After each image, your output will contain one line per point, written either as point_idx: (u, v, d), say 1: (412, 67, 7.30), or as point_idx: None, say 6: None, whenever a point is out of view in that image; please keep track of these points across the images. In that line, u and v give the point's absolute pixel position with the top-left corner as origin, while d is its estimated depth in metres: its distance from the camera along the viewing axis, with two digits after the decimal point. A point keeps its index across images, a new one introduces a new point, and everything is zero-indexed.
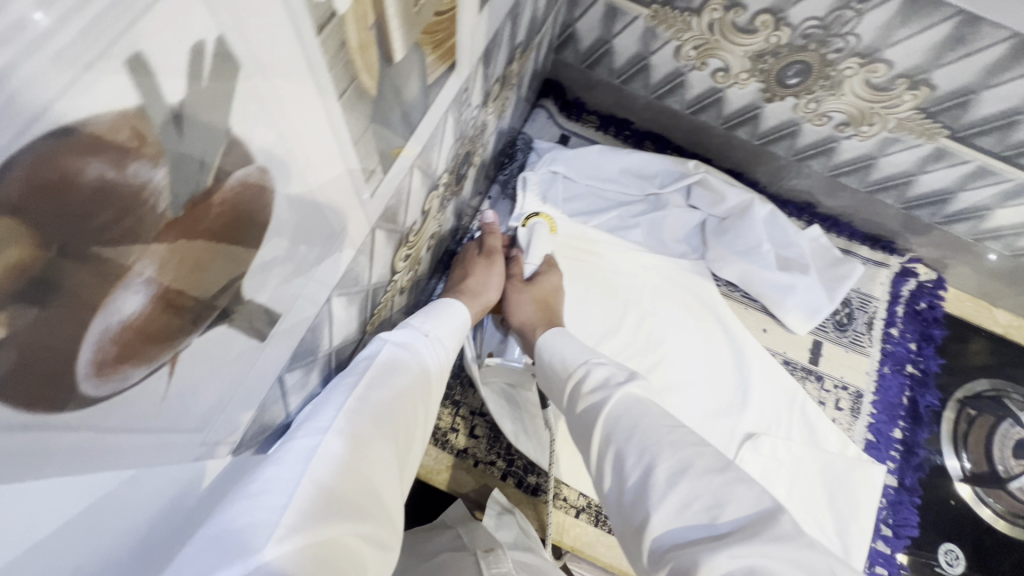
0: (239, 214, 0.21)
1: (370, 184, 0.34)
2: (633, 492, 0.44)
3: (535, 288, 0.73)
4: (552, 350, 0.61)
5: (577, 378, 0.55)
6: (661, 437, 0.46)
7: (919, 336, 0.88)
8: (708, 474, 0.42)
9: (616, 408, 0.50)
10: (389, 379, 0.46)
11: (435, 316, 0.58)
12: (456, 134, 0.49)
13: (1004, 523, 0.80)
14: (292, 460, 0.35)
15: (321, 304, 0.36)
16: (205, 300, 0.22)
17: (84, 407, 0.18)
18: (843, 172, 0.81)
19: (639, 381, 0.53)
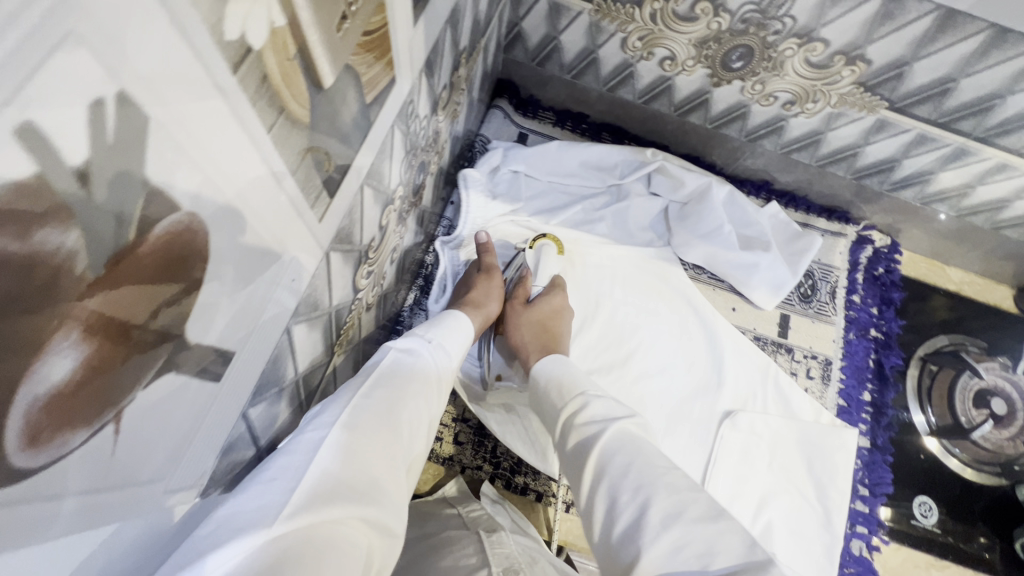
0: (172, 260, 0.21)
1: (317, 210, 0.33)
2: (623, 530, 0.42)
3: (536, 311, 0.72)
4: (547, 380, 0.58)
5: (570, 410, 0.53)
6: (656, 478, 0.44)
7: (879, 301, 0.91)
8: (699, 522, 0.40)
9: (610, 443, 0.48)
10: (395, 381, 0.48)
11: (438, 324, 0.60)
12: (406, 147, 0.49)
13: (971, 471, 0.84)
14: (302, 451, 0.37)
15: (278, 336, 0.35)
16: (145, 353, 0.21)
17: (23, 481, 0.17)
18: (794, 149, 0.83)
19: (635, 419, 0.51)
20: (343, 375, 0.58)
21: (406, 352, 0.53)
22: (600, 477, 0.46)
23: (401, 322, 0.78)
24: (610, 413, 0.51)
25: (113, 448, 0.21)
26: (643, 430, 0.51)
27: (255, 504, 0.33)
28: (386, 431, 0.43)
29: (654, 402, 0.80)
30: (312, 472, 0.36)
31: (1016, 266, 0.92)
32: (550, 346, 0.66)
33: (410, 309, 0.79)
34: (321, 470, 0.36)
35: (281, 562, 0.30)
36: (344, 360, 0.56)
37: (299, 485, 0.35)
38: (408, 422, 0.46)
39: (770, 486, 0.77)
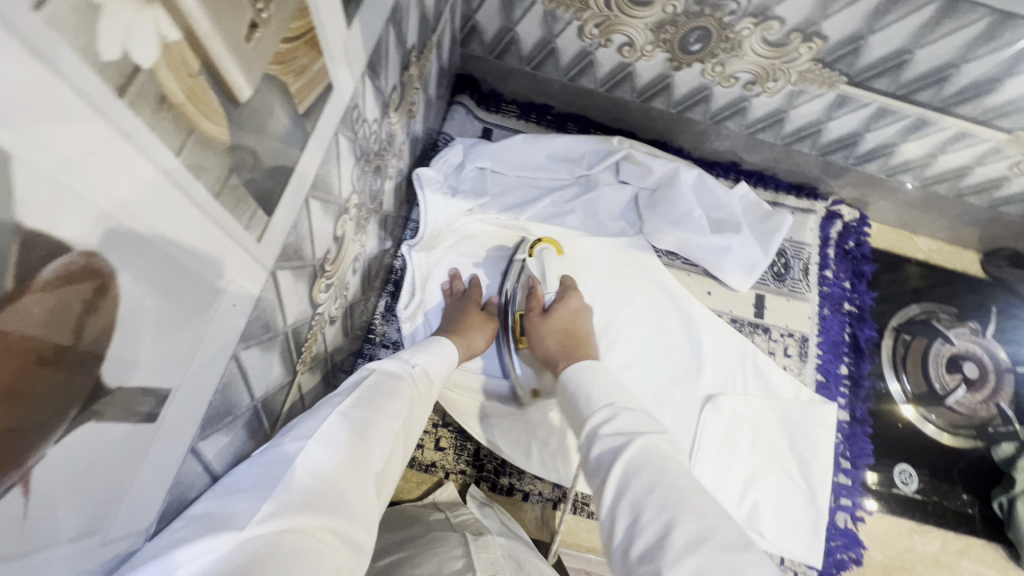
0: (73, 303, 0.19)
1: (253, 229, 0.32)
2: (643, 548, 0.40)
3: (556, 319, 0.70)
4: (577, 387, 0.56)
5: (597, 422, 0.51)
6: (684, 498, 0.42)
7: (851, 275, 0.92)
8: (727, 549, 0.38)
9: (636, 457, 0.46)
10: (376, 400, 0.46)
11: (423, 349, 0.59)
12: (355, 153, 0.47)
13: (948, 436, 0.86)
14: (279, 461, 0.38)
15: (225, 363, 0.33)
16: (51, 407, 0.20)
17: None
18: (759, 129, 0.83)
19: (664, 434, 0.49)
20: (311, 390, 0.56)
21: (391, 375, 0.51)
22: (623, 490, 0.44)
23: (372, 330, 0.76)
24: (638, 427, 0.49)
25: (26, 509, 0.20)
26: (671, 446, 0.48)
27: (230, 508, 0.34)
28: (364, 448, 0.42)
29: (634, 392, 0.79)
30: (285, 483, 0.36)
31: (981, 232, 0.93)
32: (576, 352, 0.65)
33: (381, 316, 0.77)
34: (296, 479, 0.37)
35: (248, 566, 0.31)
36: (311, 376, 0.54)
37: (272, 493, 0.35)
38: (386, 443, 0.45)
39: (753, 468, 0.78)
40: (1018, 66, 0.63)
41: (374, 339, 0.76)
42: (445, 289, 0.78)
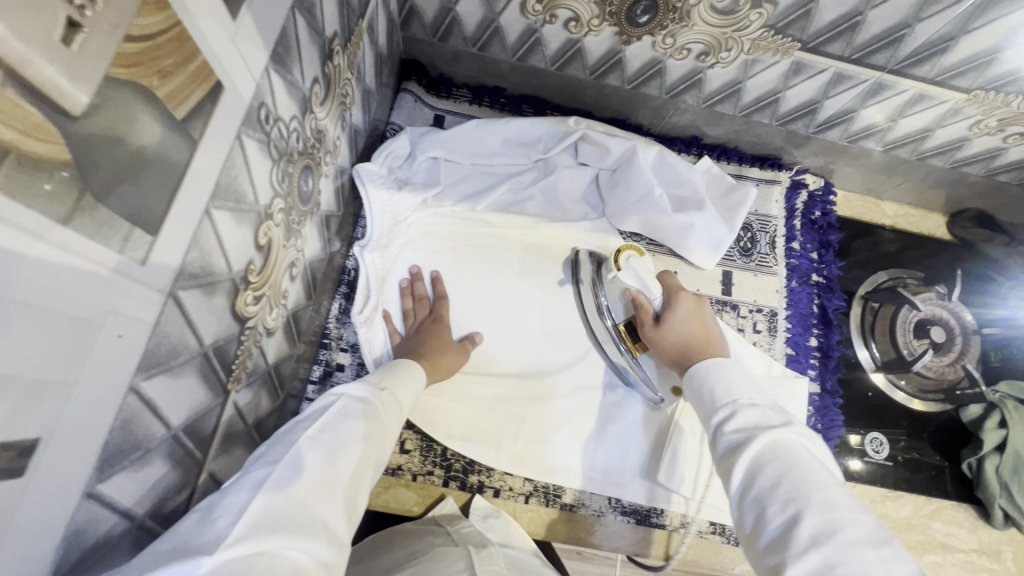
0: None
1: (135, 251, 0.29)
2: (772, 536, 0.40)
3: (675, 328, 0.65)
4: (702, 384, 0.54)
5: (721, 416, 0.49)
6: (814, 491, 0.41)
7: (818, 245, 0.91)
8: (860, 546, 0.37)
9: (763, 452, 0.44)
10: (346, 421, 0.45)
11: (393, 371, 0.57)
12: (272, 156, 0.44)
13: (917, 401, 0.86)
14: (245, 487, 0.38)
15: (122, 398, 0.31)
16: None
17: None
18: (716, 102, 0.80)
19: (792, 426, 0.46)
20: (255, 406, 0.53)
21: (363, 399, 0.48)
22: (749, 481, 0.44)
23: (327, 334, 0.74)
24: (763, 422, 0.47)
25: None
26: (802, 439, 0.45)
27: (193, 543, 0.34)
28: (333, 470, 0.41)
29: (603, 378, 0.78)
30: (253, 506, 0.36)
31: (945, 194, 0.93)
32: (703, 354, 0.60)
33: (336, 320, 0.75)
34: (265, 503, 0.36)
35: None
36: (252, 392, 0.52)
37: (241, 517, 0.35)
38: (357, 462, 0.43)
39: None
40: (972, 23, 0.61)
41: (330, 344, 0.73)
42: (406, 289, 0.77)
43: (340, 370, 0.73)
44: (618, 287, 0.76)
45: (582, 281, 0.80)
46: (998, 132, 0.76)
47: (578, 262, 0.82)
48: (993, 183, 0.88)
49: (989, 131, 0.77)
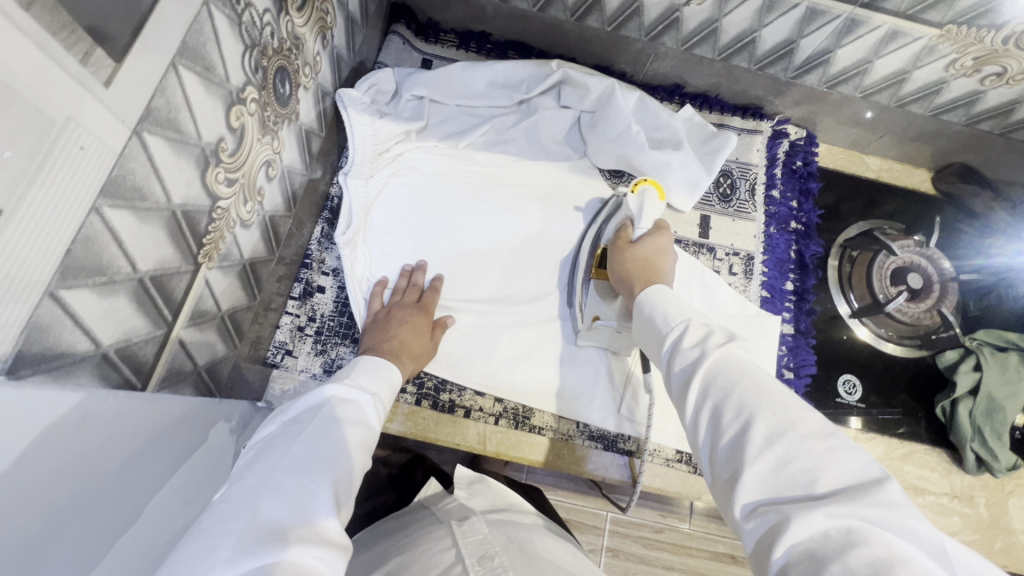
0: None
1: (96, 70, 0.32)
2: (727, 450, 0.42)
3: (643, 249, 0.70)
4: (652, 309, 0.57)
5: (675, 335, 0.52)
6: (765, 399, 0.42)
7: (798, 193, 0.91)
8: (811, 438, 0.39)
9: (713, 369, 0.47)
10: (332, 425, 0.50)
11: (380, 370, 0.61)
12: (244, 40, 0.47)
13: (894, 345, 0.86)
14: (246, 498, 0.41)
15: (84, 213, 0.34)
16: None
17: None
18: (695, 44, 0.82)
19: (738, 341, 0.49)
20: (229, 294, 0.56)
21: (345, 400, 0.54)
22: (705, 397, 0.46)
23: (309, 256, 0.76)
24: (717, 338, 0.49)
25: None
26: (747, 352, 0.48)
27: (202, 552, 0.37)
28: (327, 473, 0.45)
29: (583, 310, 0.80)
30: (251, 517, 0.39)
31: (928, 146, 0.93)
32: (656, 278, 0.64)
33: (318, 243, 0.77)
34: (268, 510, 0.40)
35: None
36: (225, 279, 0.55)
37: (246, 527, 0.39)
38: (349, 464, 0.48)
39: None
40: None
41: (311, 265, 0.76)
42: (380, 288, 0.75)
43: (320, 291, 0.76)
44: (622, 213, 0.79)
45: (595, 221, 0.82)
46: (974, 73, 0.76)
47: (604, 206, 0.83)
48: (976, 133, 0.88)
49: (966, 72, 0.77)
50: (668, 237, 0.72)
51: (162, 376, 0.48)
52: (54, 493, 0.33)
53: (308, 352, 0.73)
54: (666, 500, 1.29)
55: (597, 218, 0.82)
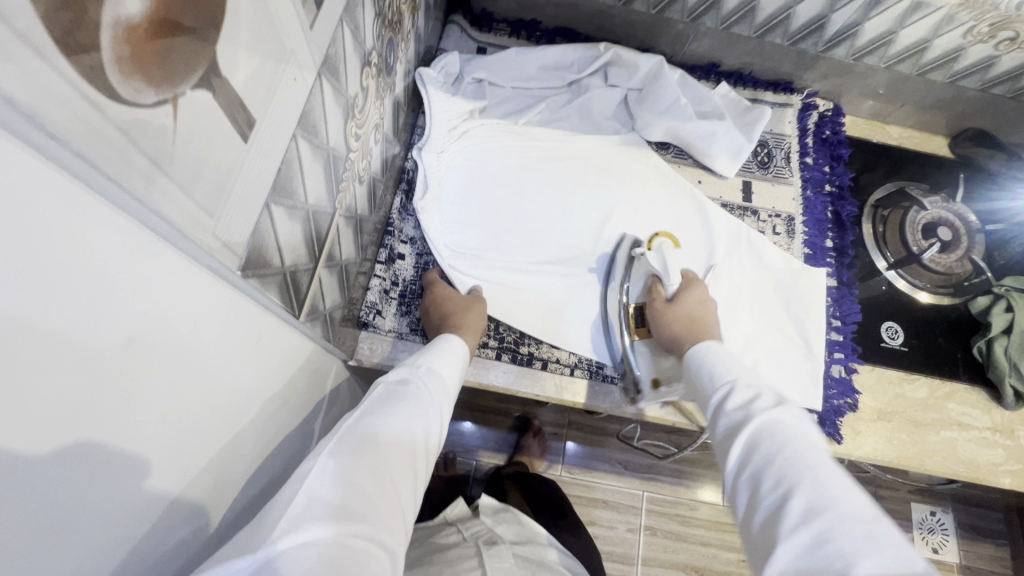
0: None
1: (307, 13, 0.38)
2: (765, 515, 0.43)
3: (682, 306, 0.70)
4: (700, 364, 0.60)
5: (721, 396, 0.54)
6: (807, 468, 0.43)
7: (830, 159, 0.98)
8: (852, 521, 0.38)
9: (758, 431, 0.48)
10: (382, 405, 0.51)
11: (434, 352, 0.62)
12: (375, 10, 0.53)
13: (930, 293, 0.92)
14: (297, 478, 0.43)
15: (289, 139, 0.39)
16: (185, 64, 0.26)
17: (125, 104, 0.22)
18: (733, 22, 0.90)
19: (787, 407, 0.50)
20: (346, 246, 0.61)
21: (398, 382, 0.55)
22: (746, 461, 0.47)
23: (391, 225, 0.83)
24: (761, 405, 0.50)
25: (173, 132, 0.26)
26: (798, 419, 0.49)
27: (252, 529, 0.39)
28: (371, 451, 0.46)
29: None
30: (297, 501, 0.40)
31: (945, 112, 1.01)
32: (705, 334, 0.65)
33: (398, 212, 0.84)
34: (312, 491, 0.41)
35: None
36: (346, 229, 0.60)
37: (292, 505, 0.40)
38: (400, 441, 0.49)
39: (752, 330, 0.86)
40: None
41: (393, 233, 0.82)
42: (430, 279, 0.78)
43: (402, 258, 0.82)
44: (642, 270, 0.80)
45: (613, 278, 0.83)
46: (990, 38, 0.84)
47: (614, 257, 0.84)
48: (988, 97, 0.96)
49: (981, 38, 0.85)
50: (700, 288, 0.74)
51: (307, 309, 0.53)
52: (205, 411, 0.36)
53: (395, 313, 0.79)
54: (698, 476, 1.32)
55: (613, 272, 0.83)
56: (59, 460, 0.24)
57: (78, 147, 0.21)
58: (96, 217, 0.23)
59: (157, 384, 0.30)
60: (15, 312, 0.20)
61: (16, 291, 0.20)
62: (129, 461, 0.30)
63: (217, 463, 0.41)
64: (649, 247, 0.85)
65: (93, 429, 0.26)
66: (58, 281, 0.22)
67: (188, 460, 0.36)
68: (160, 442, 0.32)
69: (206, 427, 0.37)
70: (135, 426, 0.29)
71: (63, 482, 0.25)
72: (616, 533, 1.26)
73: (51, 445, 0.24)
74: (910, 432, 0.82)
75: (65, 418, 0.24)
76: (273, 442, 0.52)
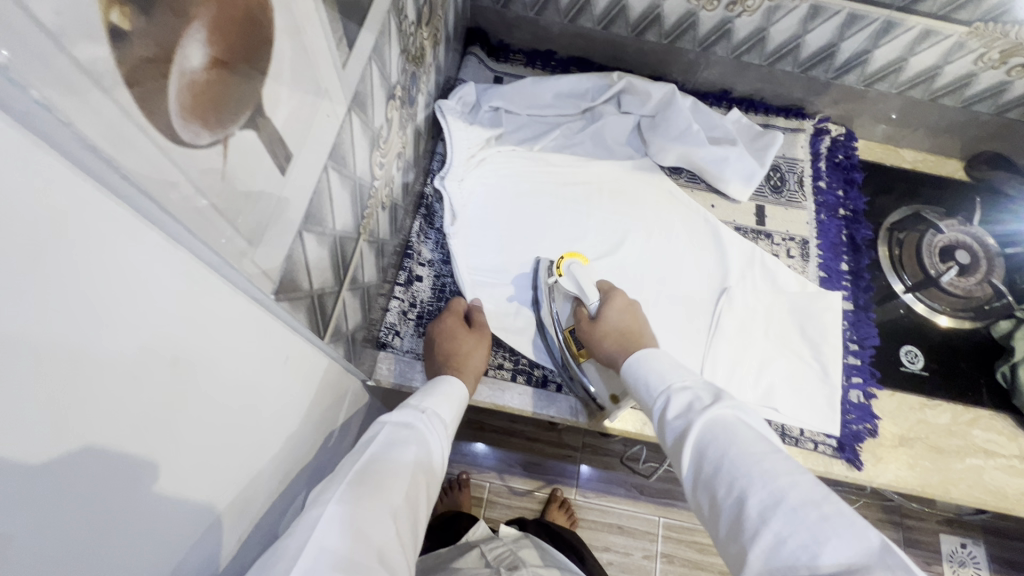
0: (248, 30, 0.27)
1: (341, 55, 0.41)
2: (728, 521, 0.44)
3: (608, 325, 0.71)
4: (638, 377, 0.62)
5: (661, 405, 0.56)
6: (753, 466, 0.45)
7: (843, 183, 0.99)
8: (805, 507, 0.41)
9: (703, 433, 0.50)
10: (386, 450, 0.52)
11: (434, 394, 0.64)
12: (400, 48, 0.57)
13: (950, 317, 0.91)
14: (307, 522, 0.43)
15: (321, 171, 0.42)
16: (234, 110, 0.28)
17: (185, 147, 0.25)
18: (744, 51, 0.92)
19: (728, 402, 0.52)
20: (368, 269, 0.64)
21: (401, 425, 0.56)
22: (700, 465, 0.49)
23: (411, 248, 0.85)
24: (704, 405, 0.53)
25: (223, 171, 0.28)
26: (736, 414, 0.52)
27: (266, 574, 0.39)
28: (377, 499, 0.47)
29: (654, 292, 0.87)
30: (309, 548, 0.41)
31: (959, 136, 1.01)
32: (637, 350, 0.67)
33: (417, 236, 0.87)
34: (322, 541, 0.41)
35: None
36: (369, 252, 0.62)
37: (303, 552, 0.40)
38: (404, 490, 0.50)
39: (767, 353, 0.86)
40: None
41: (412, 256, 0.85)
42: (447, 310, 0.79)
43: (420, 280, 0.84)
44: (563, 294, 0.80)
45: (541, 299, 0.82)
46: (1001, 65, 0.86)
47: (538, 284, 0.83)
48: (1003, 121, 0.97)
49: (992, 65, 0.86)
50: (619, 292, 0.76)
51: (331, 331, 0.55)
52: (235, 434, 0.38)
53: (412, 333, 0.81)
54: None
55: (540, 296, 0.82)
56: (120, 477, 0.26)
57: (145, 187, 0.23)
58: (154, 248, 0.25)
59: (194, 412, 0.32)
60: (86, 339, 0.22)
61: (89, 319, 0.22)
62: (172, 478, 0.31)
63: (249, 485, 0.42)
64: (558, 271, 0.79)
65: (146, 453, 0.28)
66: (120, 307, 0.24)
67: (223, 479, 0.37)
68: (199, 462, 0.34)
69: (235, 447, 0.38)
70: (178, 444, 0.31)
71: (121, 508, 0.27)
72: (631, 560, 1.24)
73: (110, 462, 0.26)
74: (935, 459, 0.80)
75: (127, 434, 0.26)
76: (297, 467, 0.53)
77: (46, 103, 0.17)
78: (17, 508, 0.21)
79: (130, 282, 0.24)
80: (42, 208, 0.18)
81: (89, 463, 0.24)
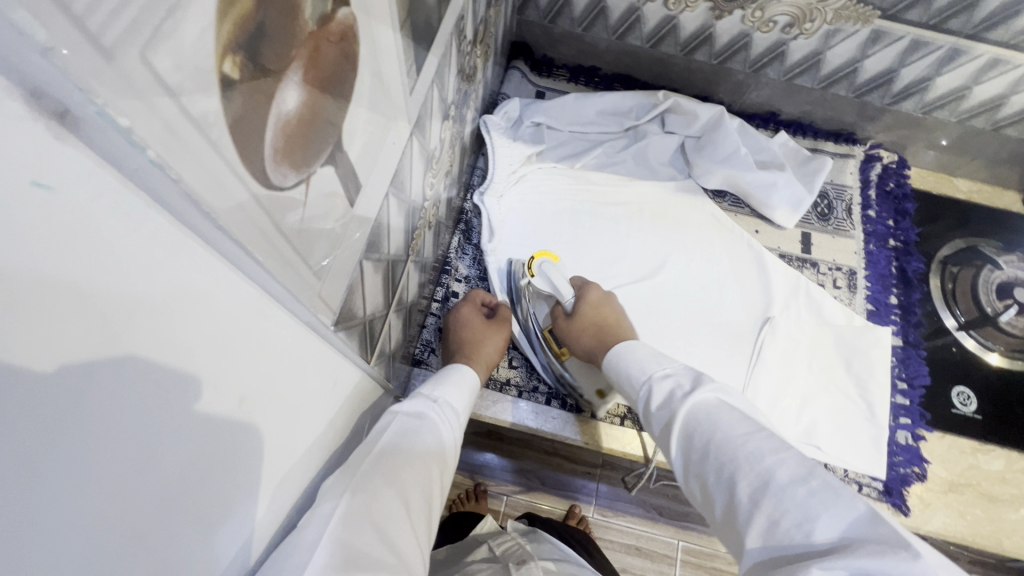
0: (336, 68, 0.26)
1: (410, 81, 0.40)
2: (722, 508, 0.43)
3: (583, 319, 0.71)
4: (622, 366, 0.60)
5: (645, 395, 0.55)
6: (739, 448, 0.44)
7: (894, 213, 0.95)
8: (793, 484, 0.40)
9: (687, 421, 0.49)
10: (399, 441, 0.50)
11: (442, 381, 0.61)
12: (457, 67, 0.56)
13: (1005, 358, 0.87)
14: (319, 516, 0.40)
15: (383, 199, 0.41)
16: (316, 149, 0.27)
17: (272, 190, 0.24)
18: (797, 74, 0.90)
19: (713, 385, 0.51)
20: (410, 288, 0.63)
21: (412, 415, 0.54)
22: (688, 453, 0.48)
23: (448, 264, 0.85)
24: (688, 391, 0.51)
25: (302, 211, 0.27)
26: (719, 396, 0.51)
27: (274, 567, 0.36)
28: (393, 494, 0.45)
29: (693, 318, 0.85)
30: (323, 542, 0.38)
31: (1018, 168, 0.97)
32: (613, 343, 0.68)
33: (455, 252, 0.86)
34: (337, 534, 0.39)
35: None
36: (414, 272, 0.62)
37: (319, 545, 0.38)
38: (419, 484, 0.48)
39: (810, 388, 0.82)
40: None
41: (449, 272, 0.84)
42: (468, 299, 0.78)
43: (456, 296, 0.83)
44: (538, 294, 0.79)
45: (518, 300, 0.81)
46: None
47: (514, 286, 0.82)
48: None
49: None
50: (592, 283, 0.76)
51: (376, 353, 0.54)
52: (279, 453, 0.36)
53: None
54: None
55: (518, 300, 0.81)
56: (167, 511, 0.25)
57: (232, 233, 0.22)
58: (227, 284, 0.24)
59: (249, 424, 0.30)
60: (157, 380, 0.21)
61: (163, 359, 0.21)
62: (213, 503, 0.28)
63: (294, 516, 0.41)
64: (530, 272, 0.78)
65: (198, 479, 0.27)
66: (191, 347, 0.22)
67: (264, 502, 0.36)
68: (238, 484, 0.31)
69: (278, 467, 0.37)
70: (231, 459, 0.29)
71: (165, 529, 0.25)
72: None
73: (165, 497, 0.24)
74: (986, 507, 0.77)
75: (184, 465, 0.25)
76: None
77: (159, 162, 0.16)
78: (56, 549, 0.18)
79: (191, 312, 0.22)
80: (134, 261, 0.18)
81: (144, 490, 0.22)
